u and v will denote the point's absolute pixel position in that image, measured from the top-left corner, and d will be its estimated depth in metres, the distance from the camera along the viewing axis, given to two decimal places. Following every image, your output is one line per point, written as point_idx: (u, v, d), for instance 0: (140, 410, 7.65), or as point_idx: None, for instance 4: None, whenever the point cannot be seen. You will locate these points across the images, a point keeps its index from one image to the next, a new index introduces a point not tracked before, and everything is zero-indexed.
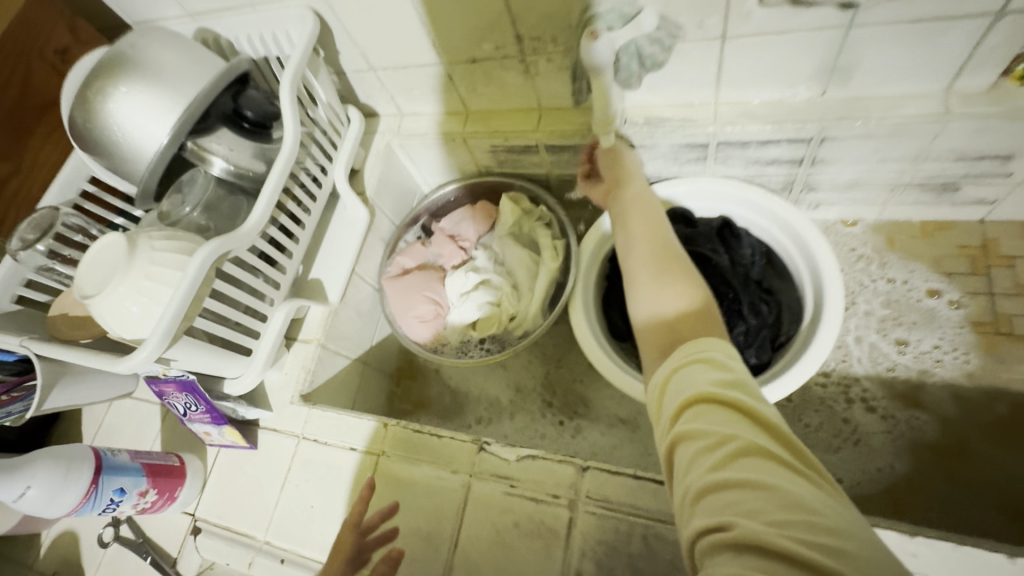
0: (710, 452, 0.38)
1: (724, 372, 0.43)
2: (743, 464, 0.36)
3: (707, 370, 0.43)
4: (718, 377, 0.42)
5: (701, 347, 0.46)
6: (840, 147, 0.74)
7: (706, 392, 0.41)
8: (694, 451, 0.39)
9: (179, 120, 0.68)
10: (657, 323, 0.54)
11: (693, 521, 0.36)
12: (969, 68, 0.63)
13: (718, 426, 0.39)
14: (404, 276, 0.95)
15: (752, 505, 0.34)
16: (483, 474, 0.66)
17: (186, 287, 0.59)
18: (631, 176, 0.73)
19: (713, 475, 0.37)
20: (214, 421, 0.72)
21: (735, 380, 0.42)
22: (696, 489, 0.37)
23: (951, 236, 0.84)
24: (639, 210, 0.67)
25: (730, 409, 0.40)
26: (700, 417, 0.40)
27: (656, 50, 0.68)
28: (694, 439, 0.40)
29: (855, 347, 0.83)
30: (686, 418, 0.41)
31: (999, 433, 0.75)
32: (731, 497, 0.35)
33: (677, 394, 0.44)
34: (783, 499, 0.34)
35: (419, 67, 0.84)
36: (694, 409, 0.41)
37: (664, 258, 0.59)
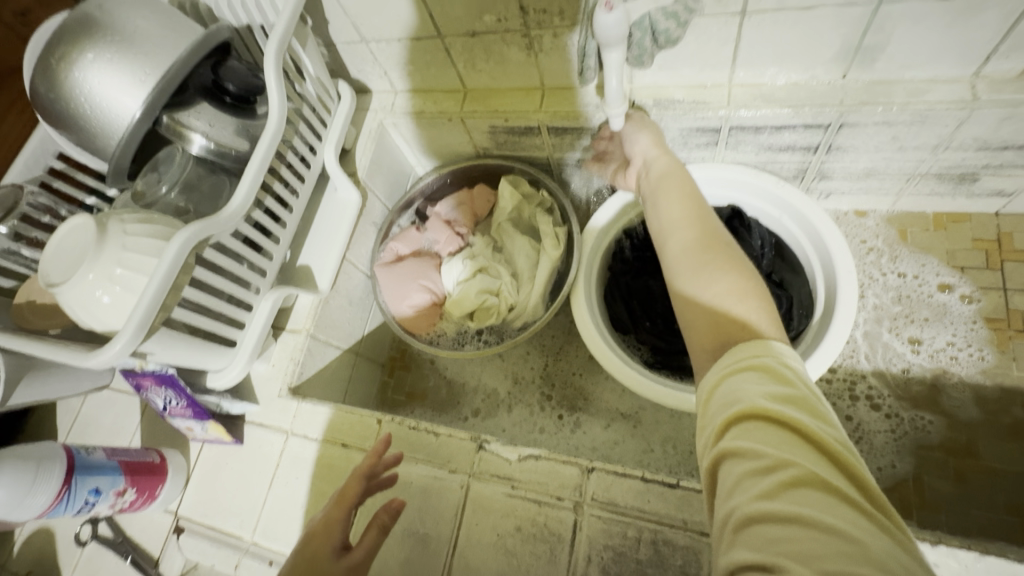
0: (759, 477, 0.36)
1: (781, 387, 0.40)
2: (798, 496, 0.34)
3: (760, 381, 0.41)
4: (773, 392, 0.40)
5: (756, 352, 0.43)
6: (859, 134, 0.70)
7: (760, 407, 0.39)
8: (742, 473, 0.37)
9: (153, 92, 0.62)
10: (707, 321, 0.50)
11: (732, 551, 0.34)
12: (1001, 53, 0.60)
13: (772, 448, 0.37)
14: (398, 263, 0.90)
15: (803, 544, 0.32)
16: (482, 474, 0.63)
17: (161, 276, 0.54)
18: (658, 151, 0.67)
19: (760, 504, 0.34)
20: (196, 416, 0.68)
21: (793, 398, 0.39)
22: (741, 516, 0.35)
23: (966, 228, 0.82)
24: (668, 192, 0.63)
25: (786, 429, 0.38)
26: (751, 435, 0.38)
27: (673, 26, 0.62)
28: (743, 459, 0.37)
29: (863, 343, 0.81)
30: (735, 434, 0.39)
31: (1009, 433, 0.73)
32: (779, 531, 0.33)
33: (725, 406, 0.41)
34: (839, 542, 0.31)
35: (416, 40, 0.79)
36: (745, 424, 0.39)
37: (709, 246, 0.55)
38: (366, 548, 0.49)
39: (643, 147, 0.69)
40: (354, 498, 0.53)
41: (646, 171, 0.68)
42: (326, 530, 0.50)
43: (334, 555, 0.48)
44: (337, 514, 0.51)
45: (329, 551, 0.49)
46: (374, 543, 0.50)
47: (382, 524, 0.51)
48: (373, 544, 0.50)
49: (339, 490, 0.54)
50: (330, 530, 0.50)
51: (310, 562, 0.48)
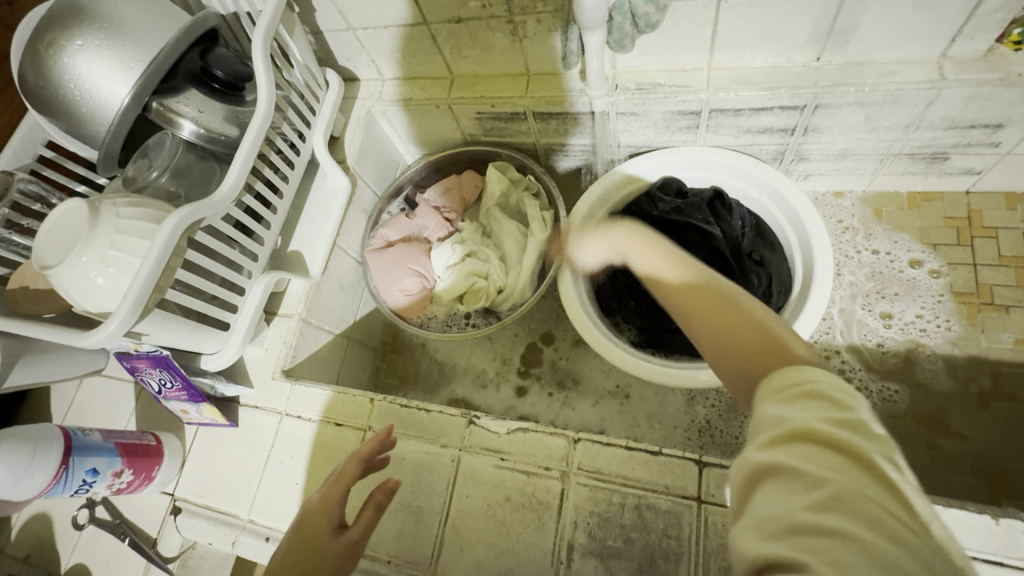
0: (800, 495, 0.34)
1: (840, 411, 0.37)
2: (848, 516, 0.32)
3: (817, 404, 0.38)
4: (833, 415, 0.37)
5: (811, 375, 0.41)
6: (832, 115, 0.73)
7: (813, 426, 0.36)
8: (780, 489, 0.35)
9: (142, 78, 0.62)
10: (733, 332, 0.48)
11: (756, 552, 0.33)
12: (964, 35, 0.62)
13: (819, 467, 0.34)
14: (388, 249, 0.91)
15: (841, 562, 0.30)
16: (473, 447, 0.65)
17: (155, 258, 0.55)
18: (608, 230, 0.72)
19: (798, 518, 0.33)
20: (191, 398, 0.69)
21: (857, 426, 0.36)
22: (774, 527, 0.33)
23: (938, 207, 0.85)
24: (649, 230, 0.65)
25: (843, 454, 0.35)
26: (799, 452, 0.36)
27: (651, 10, 0.63)
28: (784, 474, 0.35)
29: (839, 319, 0.84)
30: (777, 448, 0.37)
31: (978, 402, 0.76)
32: (818, 546, 0.31)
33: (767, 420, 0.39)
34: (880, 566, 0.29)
35: (402, 27, 0.80)
36: (791, 439, 0.37)
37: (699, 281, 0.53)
38: (361, 526, 0.50)
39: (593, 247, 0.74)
40: (352, 479, 0.52)
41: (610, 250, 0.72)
42: (323, 508, 0.51)
43: (332, 531, 0.50)
44: (335, 492, 0.51)
45: (327, 527, 0.50)
46: (370, 521, 0.51)
47: (377, 502, 0.51)
48: (368, 524, 0.50)
49: (339, 471, 0.53)
50: (327, 507, 0.51)
51: (307, 541, 0.49)
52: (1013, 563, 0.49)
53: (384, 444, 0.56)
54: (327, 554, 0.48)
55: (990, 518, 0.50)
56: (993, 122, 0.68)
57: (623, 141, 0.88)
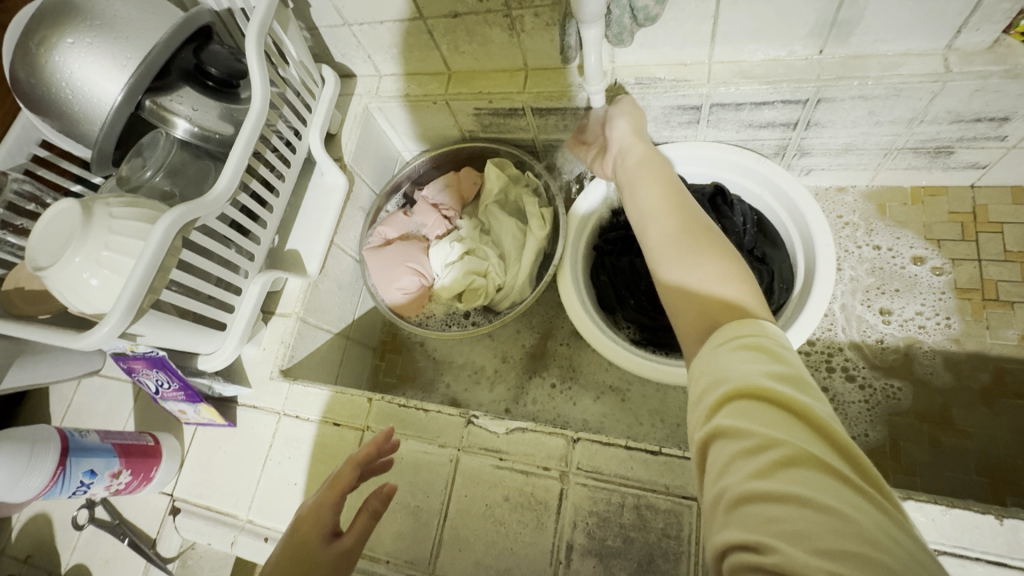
0: (750, 457, 0.35)
1: (775, 364, 0.39)
2: (794, 471, 0.34)
3: (754, 360, 0.40)
4: (769, 370, 0.39)
5: (748, 330, 0.43)
6: (835, 109, 0.72)
7: (755, 386, 0.38)
8: (733, 453, 0.36)
9: (134, 76, 0.61)
10: (694, 305, 0.49)
11: (725, 531, 0.34)
12: (970, 26, 0.61)
13: (765, 427, 0.36)
14: (386, 247, 0.91)
15: (799, 526, 0.31)
16: (471, 447, 0.64)
17: (150, 256, 0.54)
18: (634, 138, 0.68)
19: (754, 484, 0.34)
20: (188, 398, 0.69)
21: (791, 378, 0.39)
22: (733, 497, 0.35)
23: (943, 202, 0.84)
24: (647, 172, 0.63)
25: (782, 409, 0.37)
26: (746, 414, 0.37)
27: (651, 3, 0.62)
28: (735, 438, 0.37)
29: (841, 315, 0.83)
30: (726, 413, 0.39)
31: (983, 399, 0.75)
32: (773, 511, 0.32)
33: (716, 382, 0.41)
34: (832, 520, 0.31)
35: (399, 23, 0.79)
36: (737, 402, 0.38)
37: (685, 246, 0.53)
38: (355, 533, 0.50)
39: (621, 132, 0.70)
40: (346, 487, 0.52)
41: (622, 157, 0.69)
42: (316, 514, 0.50)
43: (324, 539, 0.49)
44: (329, 498, 0.51)
45: (319, 536, 0.49)
46: (364, 528, 0.50)
47: (373, 508, 0.51)
48: (363, 530, 0.50)
49: (331, 478, 0.53)
50: (320, 514, 0.50)
51: (299, 549, 0.48)
52: (1015, 564, 0.49)
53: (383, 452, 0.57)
54: (319, 559, 0.48)
55: (995, 518, 0.50)
56: (999, 116, 0.67)
57: None
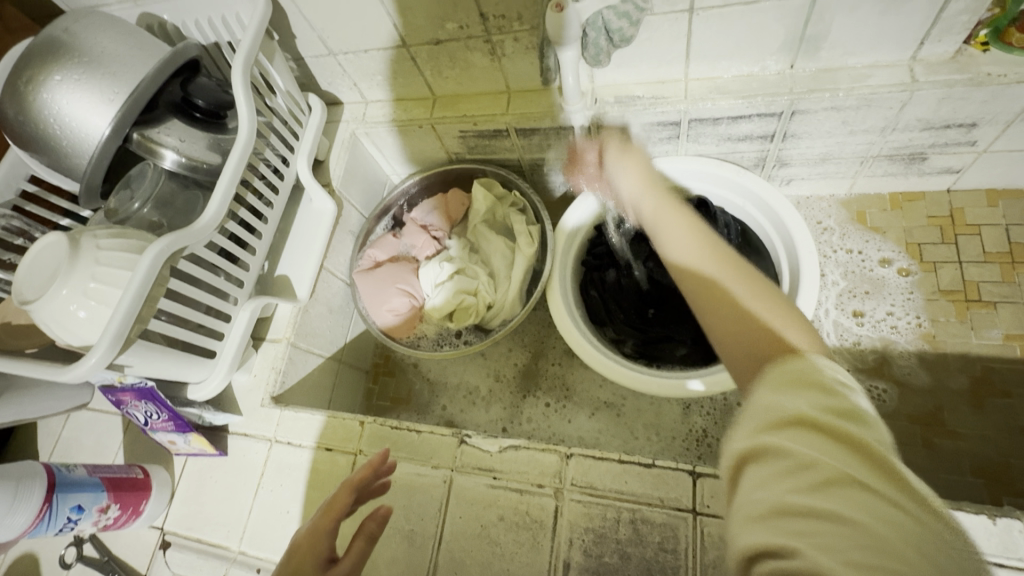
0: (789, 475, 0.33)
1: (828, 396, 0.36)
2: (838, 497, 0.31)
3: (803, 392, 0.37)
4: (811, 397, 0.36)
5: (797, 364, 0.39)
6: (809, 120, 0.74)
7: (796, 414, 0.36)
8: (769, 471, 0.34)
9: (122, 110, 0.63)
10: (742, 347, 0.43)
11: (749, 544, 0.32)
12: (932, 38, 0.63)
13: (809, 449, 0.34)
14: (376, 269, 0.92)
15: (831, 540, 0.29)
16: (465, 467, 0.64)
17: (137, 287, 0.55)
18: (643, 190, 0.62)
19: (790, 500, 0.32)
20: (178, 429, 0.68)
21: (844, 411, 0.35)
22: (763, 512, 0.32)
23: (920, 207, 0.85)
24: (666, 217, 0.57)
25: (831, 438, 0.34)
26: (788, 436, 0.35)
27: (625, 25, 0.64)
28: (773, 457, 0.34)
29: (825, 321, 0.84)
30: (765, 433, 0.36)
31: (973, 399, 0.76)
32: (807, 526, 0.30)
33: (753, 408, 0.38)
34: (867, 535, 0.29)
35: (384, 50, 0.81)
36: (780, 424, 0.36)
37: (723, 280, 0.47)
38: (353, 556, 0.48)
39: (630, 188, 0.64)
40: (342, 510, 0.51)
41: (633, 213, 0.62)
42: (312, 540, 0.49)
43: (322, 567, 0.48)
44: (325, 523, 0.50)
45: (317, 563, 0.48)
46: (359, 556, 0.48)
47: (371, 531, 0.50)
48: (361, 555, 0.49)
49: (327, 503, 0.52)
50: (317, 541, 0.49)
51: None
52: (1013, 564, 0.48)
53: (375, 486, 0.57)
54: None
55: (988, 519, 0.50)
56: (968, 122, 0.69)
57: None
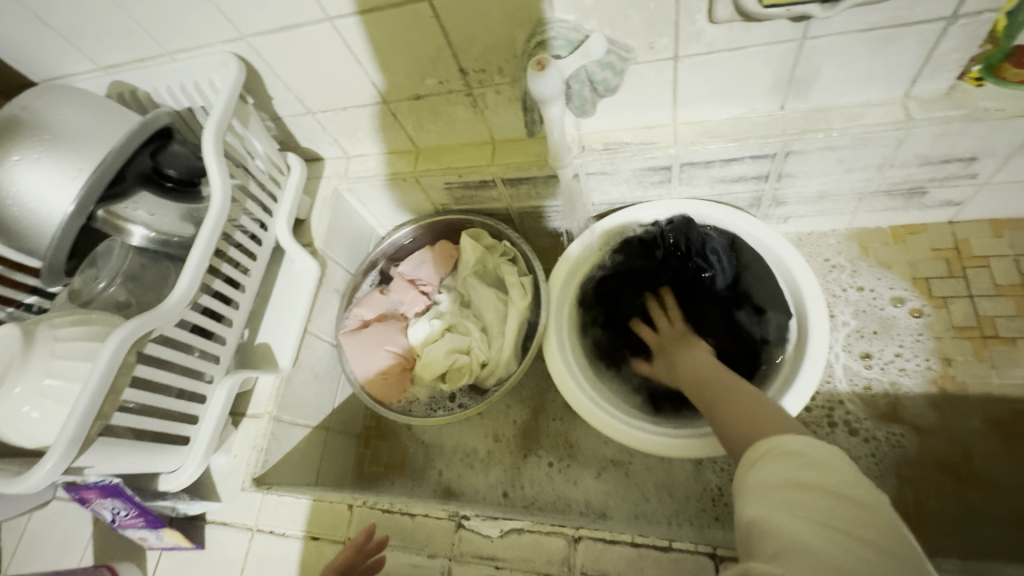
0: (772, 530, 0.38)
1: (803, 458, 0.42)
2: (806, 540, 0.36)
3: (788, 459, 0.42)
4: (797, 467, 0.41)
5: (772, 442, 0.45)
6: (805, 160, 0.71)
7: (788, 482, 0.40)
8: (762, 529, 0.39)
9: (85, 187, 0.59)
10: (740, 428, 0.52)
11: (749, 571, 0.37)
12: (925, 75, 0.61)
13: (785, 503, 0.39)
14: (363, 330, 0.88)
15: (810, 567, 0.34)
16: (464, 556, 0.58)
17: (96, 380, 0.50)
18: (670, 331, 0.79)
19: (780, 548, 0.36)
20: (149, 525, 0.64)
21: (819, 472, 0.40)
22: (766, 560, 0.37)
23: (924, 239, 0.83)
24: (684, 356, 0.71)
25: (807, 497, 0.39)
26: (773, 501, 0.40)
27: (609, 76, 0.65)
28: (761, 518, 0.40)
29: (836, 364, 0.80)
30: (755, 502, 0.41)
31: (1002, 445, 0.71)
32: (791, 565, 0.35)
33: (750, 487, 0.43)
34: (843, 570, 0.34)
35: (364, 107, 0.79)
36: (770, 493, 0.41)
37: (739, 390, 0.58)
38: None
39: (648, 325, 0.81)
40: None
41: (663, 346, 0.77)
42: None
43: None
44: None
45: None
46: None
47: None
48: None
49: None
50: None
51: None
52: None
53: (366, 572, 0.56)
54: None
55: None
56: (968, 156, 0.67)
57: (596, 200, 0.86)
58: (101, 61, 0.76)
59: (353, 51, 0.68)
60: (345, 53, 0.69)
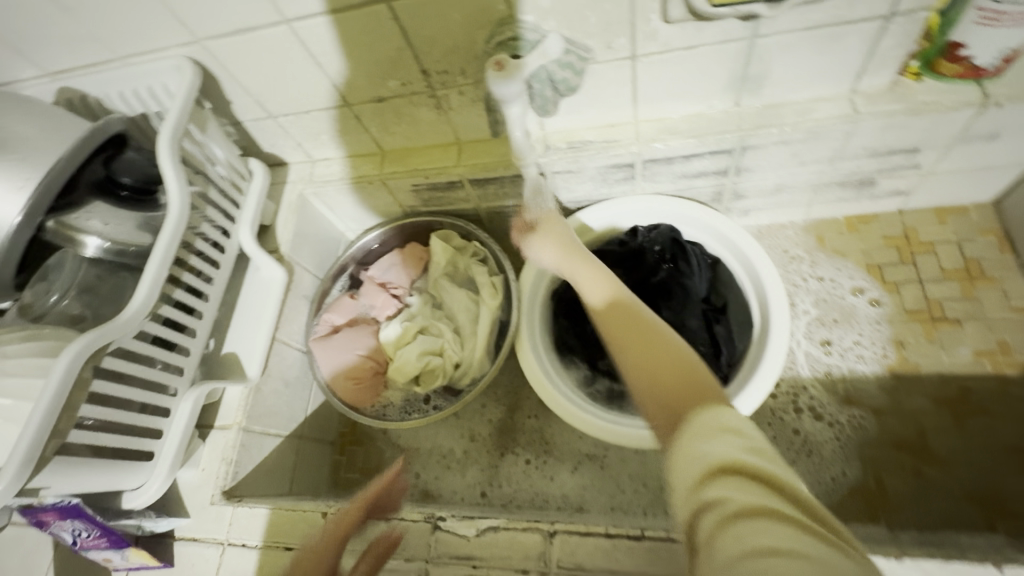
0: (730, 521, 0.34)
1: (745, 438, 0.40)
2: (766, 532, 0.33)
3: (732, 436, 0.40)
4: (742, 446, 0.39)
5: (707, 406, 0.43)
6: (761, 154, 0.74)
7: (733, 463, 0.38)
8: (716, 520, 0.35)
9: (34, 197, 0.57)
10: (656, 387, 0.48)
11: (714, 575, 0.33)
12: (869, 70, 0.64)
13: (741, 491, 0.36)
14: (334, 336, 0.87)
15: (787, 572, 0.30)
16: (441, 558, 0.58)
17: (49, 397, 0.49)
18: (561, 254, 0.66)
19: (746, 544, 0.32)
20: (114, 544, 0.62)
21: (761, 452, 0.39)
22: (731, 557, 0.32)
23: (875, 228, 0.87)
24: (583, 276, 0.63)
25: (756, 480, 0.37)
26: (728, 487, 0.36)
27: (569, 76, 0.67)
28: (716, 507, 0.36)
29: (798, 352, 0.83)
30: (707, 487, 0.37)
31: (953, 422, 0.75)
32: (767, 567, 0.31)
33: (691, 463, 0.39)
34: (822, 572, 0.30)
35: (326, 110, 0.78)
36: (719, 477, 0.37)
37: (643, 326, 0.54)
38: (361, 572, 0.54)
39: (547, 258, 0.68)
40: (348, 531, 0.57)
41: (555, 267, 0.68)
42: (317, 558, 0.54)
43: None
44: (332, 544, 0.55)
45: None
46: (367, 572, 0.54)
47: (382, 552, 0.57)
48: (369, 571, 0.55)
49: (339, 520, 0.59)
50: None
51: None
52: None
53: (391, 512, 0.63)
54: None
55: None
56: (911, 147, 0.71)
57: (563, 198, 0.87)
58: (45, 66, 0.73)
59: (311, 53, 0.67)
60: (304, 55, 0.68)
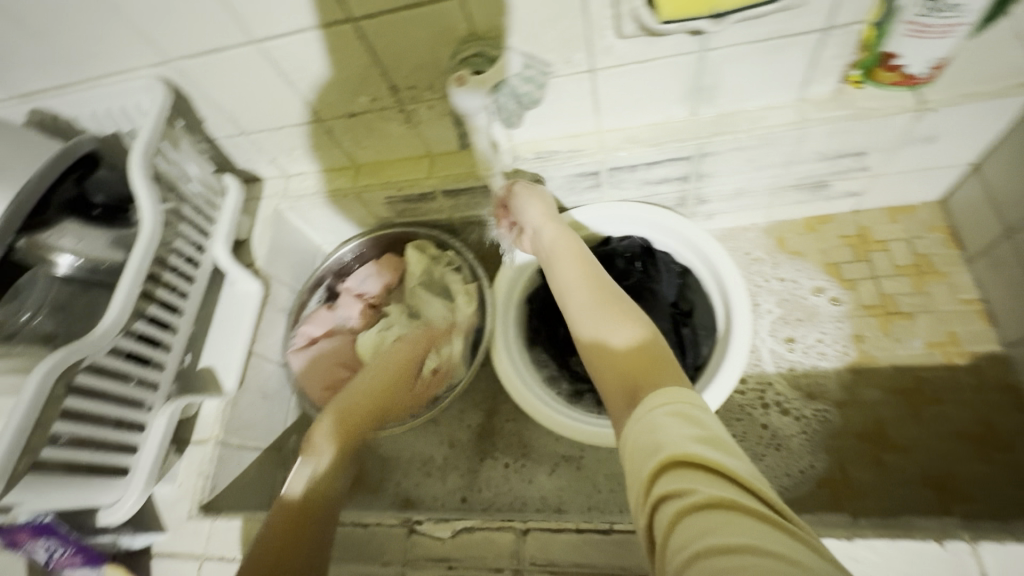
0: (686, 512, 0.36)
1: (699, 427, 0.42)
2: (719, 524, 0.34)
3: (688, 425, 0.42)
4: (695, 435, 0.41)
5: (669, 399, 0.45)
6: (719, 160, 0.77)
7: (686, 452, 0.39)
8: (675, 511, 0.37)
9: (7, 213, 0.57)
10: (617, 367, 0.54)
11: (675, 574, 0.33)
12: (813, 79, 0.68)
13: (695, 483, 0.37)
14: (312, 347, 0.88)
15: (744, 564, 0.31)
16: (418, 561, 0.59)
17: (21, 414, 0.50)
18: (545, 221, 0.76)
19: (704, 538, 0.33)
20: (89, 561, 0.66)
21: (713, 440, 0.40)
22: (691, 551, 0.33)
23: (832, 228, 0.91)
24: (561, 253, 0.72)
25: (709, 469, 0.38)
26: (683, 479, 0.38)
27: (532, 89, 0.70)
28: (674, 499, 0.37)
29: (763, 349, 0.86)
30: (663, 480, 0.39)
31: (910, 411, 0.78)
32: (724, 562, 0.31)
33: (649, 455, 0.41)
34: (778, 562, 0.31)
35: (298, 127, 0.80)
36: (675, 469, 0.39)
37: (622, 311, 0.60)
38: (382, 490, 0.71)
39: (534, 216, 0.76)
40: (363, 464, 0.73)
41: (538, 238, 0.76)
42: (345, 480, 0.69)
43: None
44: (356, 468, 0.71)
45: None
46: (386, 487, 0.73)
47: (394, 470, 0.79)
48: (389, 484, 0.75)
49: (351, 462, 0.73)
50: None
51: None
52: None
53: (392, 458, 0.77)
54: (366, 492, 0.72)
55: (938, 544, 0.50)
56: (858, 151, 0.75)
57: None
58: (16, 87, 0.74)
59: (282, 72, 0.69)
60: (274, 74, 0.70)
